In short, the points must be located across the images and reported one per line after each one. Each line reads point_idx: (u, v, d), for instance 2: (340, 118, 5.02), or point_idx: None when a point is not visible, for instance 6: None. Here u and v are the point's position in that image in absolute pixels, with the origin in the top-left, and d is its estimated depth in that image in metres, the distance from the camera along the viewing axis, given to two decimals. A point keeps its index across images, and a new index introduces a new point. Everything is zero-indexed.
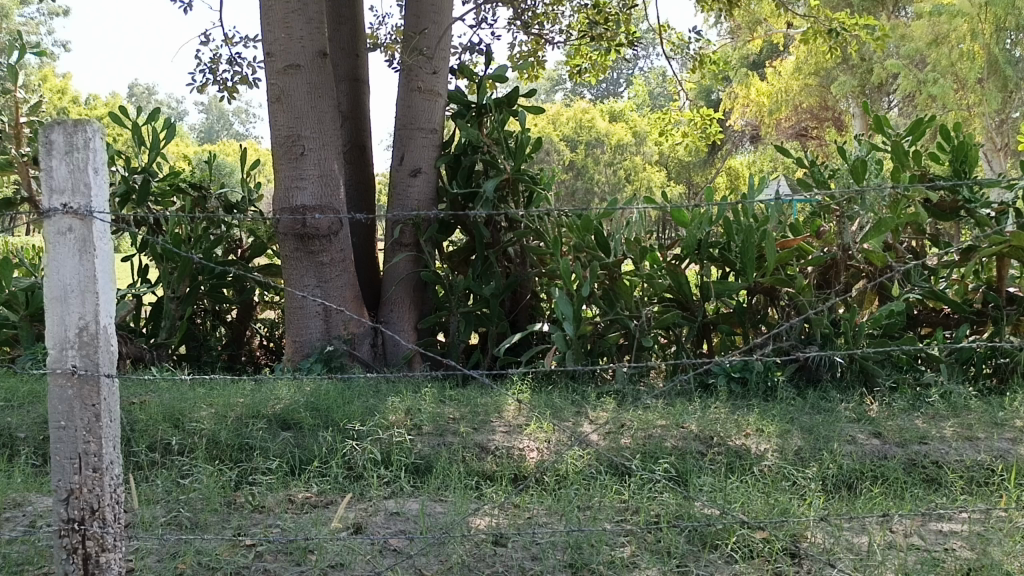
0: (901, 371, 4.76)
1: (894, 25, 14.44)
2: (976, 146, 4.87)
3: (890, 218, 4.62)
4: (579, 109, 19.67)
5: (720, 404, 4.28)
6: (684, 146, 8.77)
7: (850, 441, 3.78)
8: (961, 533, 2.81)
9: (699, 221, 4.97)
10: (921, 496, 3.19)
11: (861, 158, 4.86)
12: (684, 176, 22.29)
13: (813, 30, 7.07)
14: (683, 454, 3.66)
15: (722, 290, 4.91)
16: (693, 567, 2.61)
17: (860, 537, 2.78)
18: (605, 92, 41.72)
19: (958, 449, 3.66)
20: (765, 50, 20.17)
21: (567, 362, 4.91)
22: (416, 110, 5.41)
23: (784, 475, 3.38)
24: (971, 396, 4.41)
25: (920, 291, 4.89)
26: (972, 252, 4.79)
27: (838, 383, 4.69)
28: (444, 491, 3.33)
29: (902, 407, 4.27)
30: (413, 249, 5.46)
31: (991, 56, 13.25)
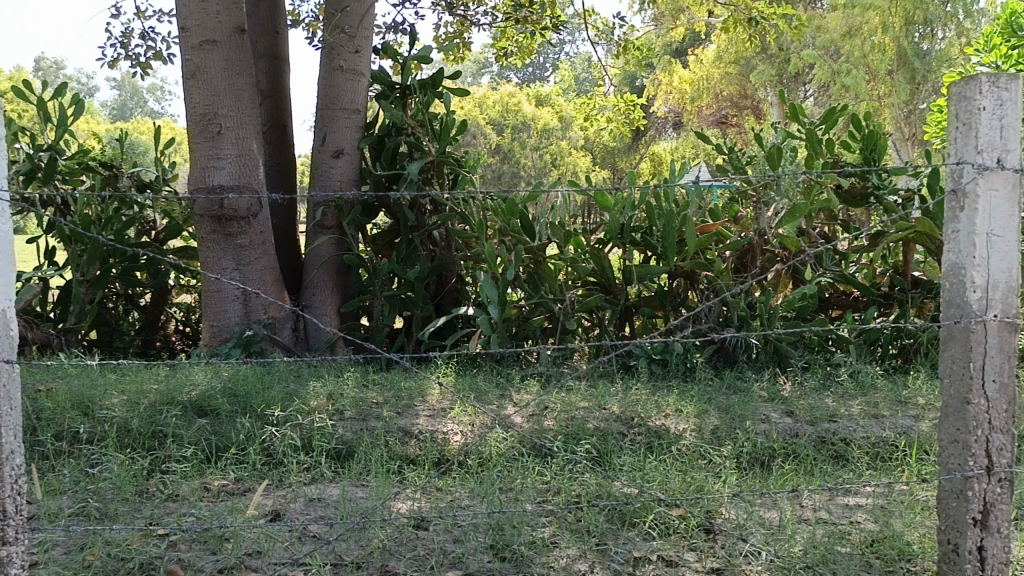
0: (812, 352, 4.95)
1: (810, 16, 14.83)
2: (885, 135, 5.06)
3: (804, 205, 4.79)
4: (505, 92, 19.58)
5: (641, 386, 4.37)
6: (609, 131, 8.87)
7: (765, 420, 3.90)
8: (865, 506, 2.91)
9: (622, 206, 5.01)
10: (830, 472, 3.32)
11: (776, 145, 5.01)
12: (609, 161, 22.56)
13: (733, 19, 7.24)
14: (604, 435, 3.72)
15: (644, 273, 5.00)
16: (612, 545, 2.64)
17: (771, 513, 2.86)
18: (532, 75, 41.86)
19: (865, 426, 3.81)
20: (688, 39, 20.52)
21: (492, 345, 4.94)
22: (338, 89, 5.32)
23: (701, 454, 3.49)
24: (877, 375, 4.61)
25: (831, 274, 5.07)
26: (881, 237, 5.00)
27: (753, 364, 4.86)
28: (366, 476, 3.31)
29: (813, 386, 4.44)
30: (336, 231, 5.38)
31: (900, 49, 13.72)
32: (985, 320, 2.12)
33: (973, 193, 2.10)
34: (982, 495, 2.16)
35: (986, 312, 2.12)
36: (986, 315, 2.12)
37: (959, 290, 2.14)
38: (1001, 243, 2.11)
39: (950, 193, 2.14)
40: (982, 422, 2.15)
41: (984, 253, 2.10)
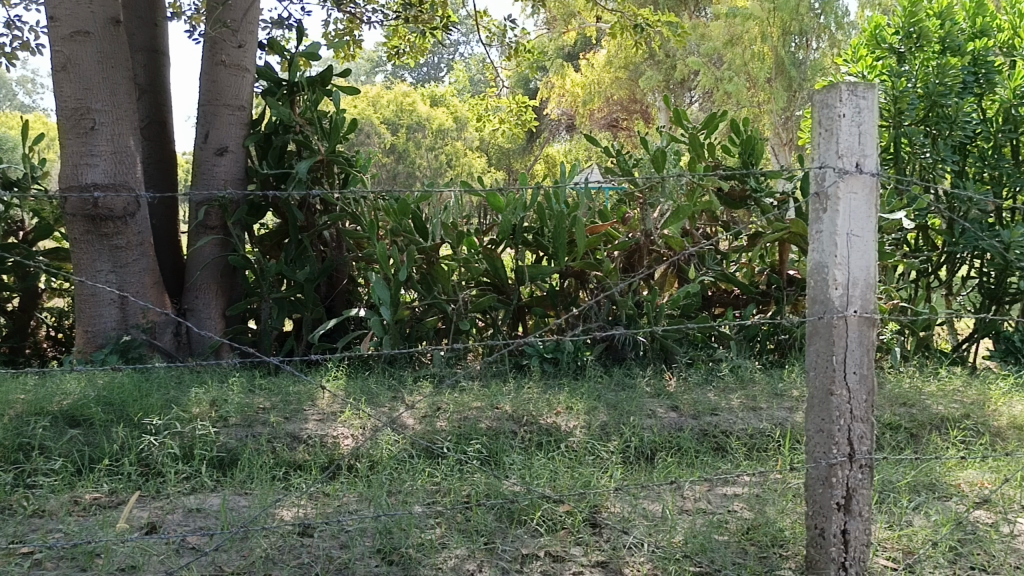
0: (696, 348, 5.13)
1: (695, 24, 15.32)
2: (762, 140, 5.28)
3: (687, 206, 4.96)
4: (398, 92, 19.67)
5: (533, 385, 4.42)
6: (502, 132, 8.94)
7: (651, 415, 4.01)
8: (741, 495, 3.03)
9: (513, 206, 5.04)
10: (710, 463, 3.45)
11: (661, 148, 5.15)
12: (504, 162, 22.72)
13: (620, 25, 7.43)
14: (496, 434, 3.74)
15: (536, 273, 5.06)
16: (500, 543, 2.66)
17: (654, 505, 2.94)
18: (427, 76, 41.72)
19: (744, 418, 3.97)
20: (580, 43, 20.89)
21: (384, 347, 4.88)
22: (222, 85, 5.15)
23: (588, 450, 3.55)
24: (756, 369, 4.82)
25: (713, 273, 5.28)
26: (758, 238, 5.23)
27: (640, 361, 4.99)
28: (250, 483, 3.22)
29: (697, 381, 4.60)
30: (220, 231, 5.20)
31: (778, 58, 14.39)
32: (846, 315, 2.24)
33: (834, 196, 2.22)
34: (845, 481, 2.29)
35: (847, 307, 2.24)
36: (847, 311, 2.24)
37: (822, 288, 2.26)
38: (860, 244, 2.24)
39: (814, 196, 2.26)
40: (843, 412, 2.27)
41: (844, 252, 2.23)
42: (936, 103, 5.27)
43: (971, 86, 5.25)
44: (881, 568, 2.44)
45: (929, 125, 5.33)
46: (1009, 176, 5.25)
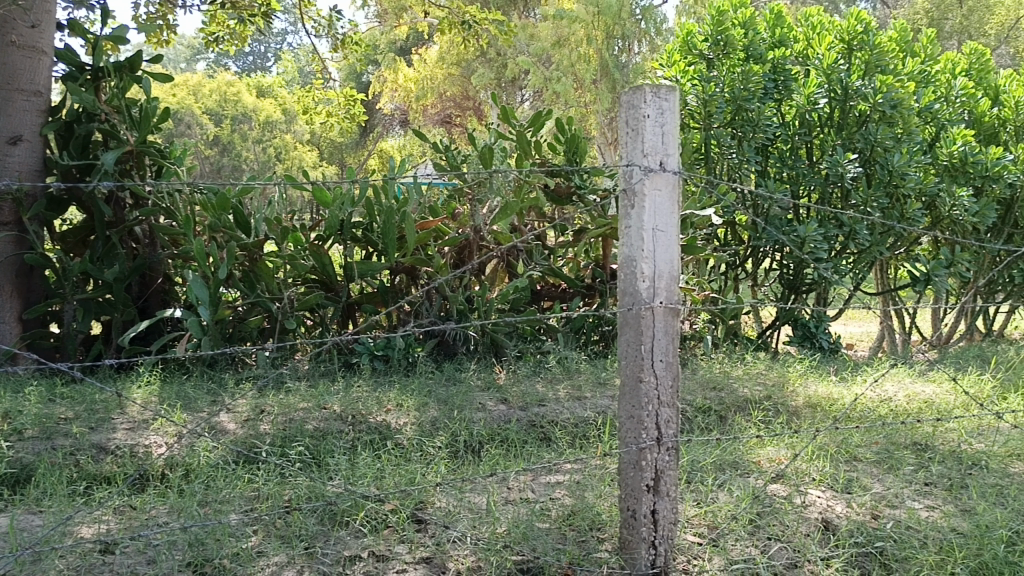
0: (526, 341, 5.25)
1: (524, 24, 15.58)
2: (585, 139, 5.46)
3: (515, 203, 5.04)
4: (223, 82, 18.99)
5: (362, 383, 4.35)
6: (330, 125, 8.74)
7: (480, 409, 4.05)
8: (563, 483, 3.12)
9: (341, 202, 4.92)
10: (535, 453, 3.52)
11: (488, 145, 5.21)
12: (336, 157, 22.26)
13: (448, 21, 7.45)
14: (323, 435, 3.64)
15: (365, 270, 4.98)
16: (321, 547, 2.59)
17: (479, 497, 2.97)
18: (253, 66, 40.12)
19: (569, 408, 4.09)
20: (412, 39, 20.77)
21: (203, 348, 4.64)
22: (14, 68, 4.70)
23: (416, 446, 3.54)
24: (581, 360, 4.98)
25: (541, 268, 5.40)
26: (583, 234, 5.41)
27: (471, 355, 5.04)
28: (46, 501, 2.96)
29: (526, 373, 4.70)
30: (14, 228, 4.76)
31: (603, 61, 14.88)
32: (653, 306, 2.35)
33: (640, 192, 2.32)
34: (654, 464, 2.40)
35: (654, 298, 2.35)
36: (654, 302, 2.35)
37: (631, 280, 2.36)
38: (665, 238, 2.35)
39: (622, 192, 2.35)
40: (651, 399, 2.38)
41: (650, 246, 2.33)
42: (741, 107, 5.63)
43: (771, 92, 5.69)
44: (688, 544, 2.59)
45: (735, 127, 5.73)
46: (804, 176, 5.75)
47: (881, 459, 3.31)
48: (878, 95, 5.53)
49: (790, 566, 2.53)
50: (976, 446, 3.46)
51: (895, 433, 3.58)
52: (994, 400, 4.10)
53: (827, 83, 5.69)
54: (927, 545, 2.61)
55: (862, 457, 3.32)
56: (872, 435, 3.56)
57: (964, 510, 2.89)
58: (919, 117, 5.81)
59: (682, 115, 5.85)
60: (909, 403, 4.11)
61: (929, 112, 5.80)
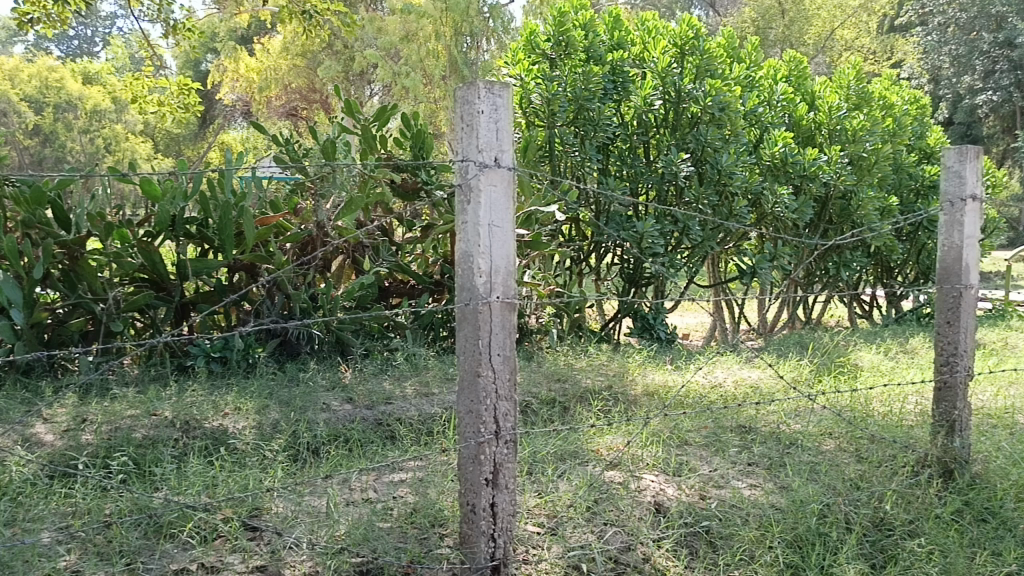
0: (373, 339, 5.17)
1: (371, 17, 15.34)
2: (431, 134, 5.43)
3: (359, 198, 4.94)
4: (42, 67, 17.65)
5: (197, 386, 4.14)
6: (162, 115, 8.24)
7: (324, 409, 3.96)
8: (407, 481, 3.09)
9: (172, 195, 4.64)
10: (379, 452, 3.47)
11: (331, 138, 5.07)
12: (173, 149, 21.12)
13: (288, 10, 7.21)
14: (153, 444, 3.44)
15: (200, 267, 4.69)
16: (144, 562, 2.44)
17: (319, 500, 2.89)
18: (79, 50, 37.38)
19: (416, 405, 4.06)
20: (255, 28, 20.01)
21: (17, 354, 4.31)
22: None
23: (255, 451, 3.40)
24: (429, 356, 4.96)
25: (388, 264, 5.33)
26: (430, 229, 5.38)
27: (315, 355, 4.91)
28: None
29: (372, 371, 4.63)
30: None
31: (451, 57, 14.86)
32: (490, 301, 2.36)
33: (476, 187, 2.32)
34: (492, 457, 2.41)
35: (491, 294, 2.36)
36: (491, 297, 2.36)
37: (468, 275, 2.35)
38: (500, 234, 2.37)
39: (458, 188, 2.35)
40: (489, 393, 2.39)
41: (486, 242, 2.34)
42: (582, 106, 5.77)
43: (610, 92, 5.85)
44: (528, 534, 2.63)
45: (578, 126, 5.86)
46: (641, 174, 6.03)
47: (709, 442, 3.50)
48: (708, 98, 5.84)
49: (624, 549, 2.62)
50: (793, 426, 3.71)
51: (723, 417, 3.79)
52: (809, 383, 4.43)
53: (662, 86, 5.95)
54: (748, 522, 2.78)
55: (692, 441, 3.50)
56: (701, 419, 3.76)
57: (782, 486, 3.09)
58: (745, 120, 6.18)
59: (526, 113, 5.93)
60: (736, 389, 4.37)
61: (753, 115, 6.19)
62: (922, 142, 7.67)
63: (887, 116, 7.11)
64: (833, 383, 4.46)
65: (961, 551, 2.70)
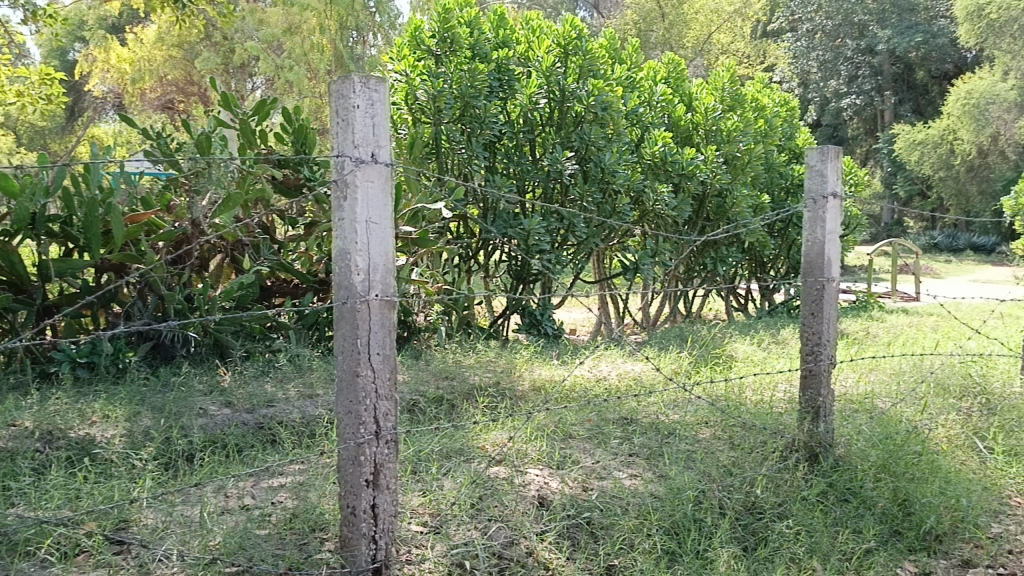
0: (254, 340, 5.01)
1: (253, 8, 14.84)
2: (313, 129, 5.31)
3: (238, 194, 4.75)
4: None
5: (61, 394, 3.90)
6: (22, 107, 7.72)
7: (201, 414, 3.81)
8: (287, 485, 3.01)
9: (31, 191, 4.32)
10: (259, 457, 3.37)
11: (206, 132, 4.86)
12: (38, 142, 19.85)
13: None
14: (11, 456, 3.22)
15: (64, 268, 4.43)
16: None
17: (193, 509, 2.78)
18: None
19: (298, 407, 3.97)
20: (127, 16, 19.04)
21: None
22: None
23: (125, 460, 3.24)
24: (313, 357, 4.85)
25: (270, 263, 5.11)
26: (314, 227, 5.29)
27: (193, 358, 4.72)
28: None
29: (253, 374, 4.49)
30: None
31: (337, 51, 14.55)
32: (369, 299, 2.32)
33: (353, 183, 2.28)
34: (372, 458, 2.37)
35: (370, 292, 2.32)
36: (369, 295, 2.32)
37: (346, 273, 2.31)
38: (379, 230, 2.33)
39: (334, 184, 2.29)
40: (369, 392, 2.35)
41: (364, 238, 2.30)
42: (468, 104, 5.77)
43: (496, 91, 5.85)
44: (411, 534, 2.60)
45: (464, 123, 5.85)
46: (528, 172, 6.10)
47: (592, 435, 3.57)
48: (591, 97, 5.97)
49: (507, 544, 2.63)
50: (672, 416, 3.84)
51: (606, 409, 3.88)
52: (688, 374, 4.59)
53: (546, 85, 6.01)
54: (628, 511, 2.85)
55: (575, 434, 3.56)
56: (585, 413, 3.84)
57: (661, 475, 3.18)
58: (627, 119, 6.35)
59: (412, 110, 5.87)
60: (620, 381, 4.48)
61: (634, 115, 6.37)
62: (791, 142, 8.08)
63: (759, 117, 7.45)
64: (710, 373, 4.63)
65: (825, 531, 2.86)
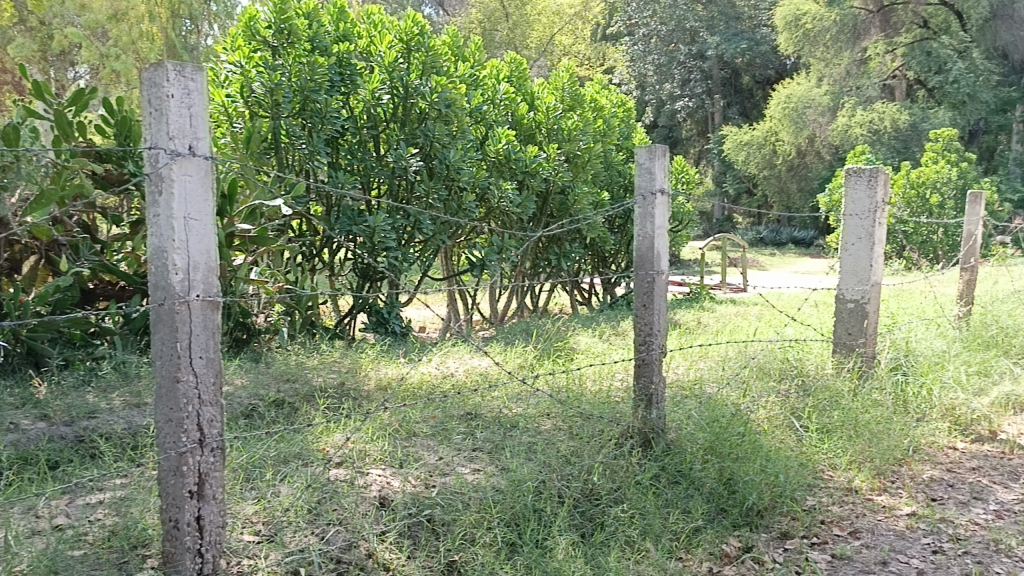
0: (75, 347, 4.66)
1: None
2: (138, 121, 4.99)
3: (52, 190, 4.40)
4: None
5: None
6: None
7: (11, 429, 3.50)
8: (108, 501, 2.81)
9: None
10: (77, 472, 3.13)
11: (14, 123, 4.46)
12: None
13: None
14: None
15: None
16: None
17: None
18: None
19: (124, 417, 3.72)
20: None
21: None
22: None
23: None
24: (142, 364, 4.57)
25: (91, 264, 4.77)
26: (141, 225, 4.99)
27: (2, 369, 4.33)
28: None
29: (73, 384, 4.17)
30: None
31: (169, 40, 13.78)
32: (188, 300, 2.19)
33: (168, 177, 2.15)
34: (196, 467, 2.25)
35: (189, 292, 2.20)
36: (189, 296, 2.19)
37: (163, 273, 2.17)
38: (198, 227, 2.20)
39: (147, 177, 2.15)
40: (191, 399, 2.22)
41: (182, 236, 2.17)
42: (308, 97, 5.58)
43: (337, 85, 5.76)
44: (243, 544, 2.50)
45: (304, 117, 5.67)
46: (372, 168, 6.01)
47: (436, 431, 3.56)
48: (434, 94, 5.93)
49: (346, 547, 2.57)
50: (515, 409, 3.90)
51: (450, 406, 3.88)
52: (531, 368, 4.67)
53: (389, 80, 5.92)
54: (469, 506, 2.86)
55: (419, 432, 3.54)
56: (429, 410, 3.83)
57: (503, 468, 3.21)
58: (471, 117, 6.36)
59: (248, 103, 5.61)
60: (467, 377, 4.50)
61: (478, 113, 6.39)
62: (629, 142, 8.40)
63: (598, 117, 7.69)
64: (552, 366, 4.74)
65: (658, 512, 2.99)
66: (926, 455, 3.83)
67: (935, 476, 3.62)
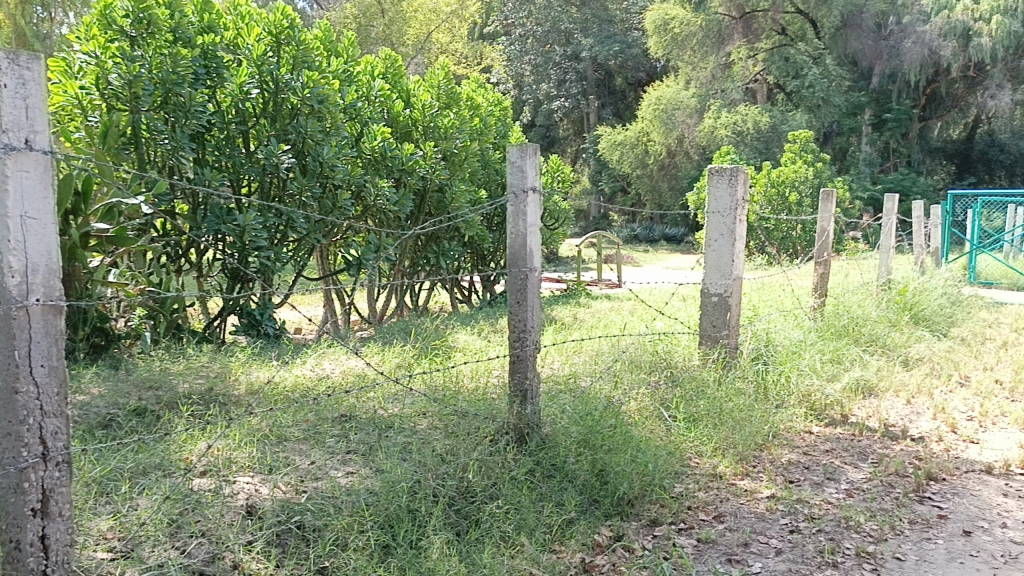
0: None
1: None
2: None
3: None
4: None
5: None
6: None
7: None
8: None
9: None
10: None
11: None
12: None
13: None
14: None
15: None
16: None
17: None
18: None
19: None
20: None
21: None
22: None
23: None
24: None
25: None
26: None
27: None
28: None
29: None
30: None
31: (18, 28, 12.87)
32: (27, 305, 2.04)
33: (1, 172, 1.99)
34: (39, 484, 2.11)
35: (28, 296, 2.05)
36: (28, 300, 2.04)
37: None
38: (37, 227, 2.06)
39: None
40: (32, 411, 2.08)
41: (19, 236, 2.02)
42: (170, 90, 5.33)
43: (202, 78, 5.47)
44: (95, 562, 2.36)
45: (166, 111, 5.40)
46: (241, 165, 5.79)
47: (307, 435, 3.47)
48: (306, 90, 5.78)
49: (209, 560, 2.47)
50: (390, 410, 3.86)
51: (323, 409, 3.79)
52: (408, 367, 4.63)
53: (258, 74, 5.71)
54: (341, 509, 2.79)
55: (290, 436, 3.44)
56: (302, 413, 3.73)
57: (377, 470, 3.17)
58: (345, 113, 6.23)
59: (105, 95, 5.23)
60: (343, 378, 4.42)
61: (352, 109, 6.28)
62: (506, 140, 8.46)
63: (475, 116, 7.71)
64: (429, 365, 4.72)
65: (532, 507, 3.02)
66: (784, 439, 4.05)
67: (793, 459, 3.83)
